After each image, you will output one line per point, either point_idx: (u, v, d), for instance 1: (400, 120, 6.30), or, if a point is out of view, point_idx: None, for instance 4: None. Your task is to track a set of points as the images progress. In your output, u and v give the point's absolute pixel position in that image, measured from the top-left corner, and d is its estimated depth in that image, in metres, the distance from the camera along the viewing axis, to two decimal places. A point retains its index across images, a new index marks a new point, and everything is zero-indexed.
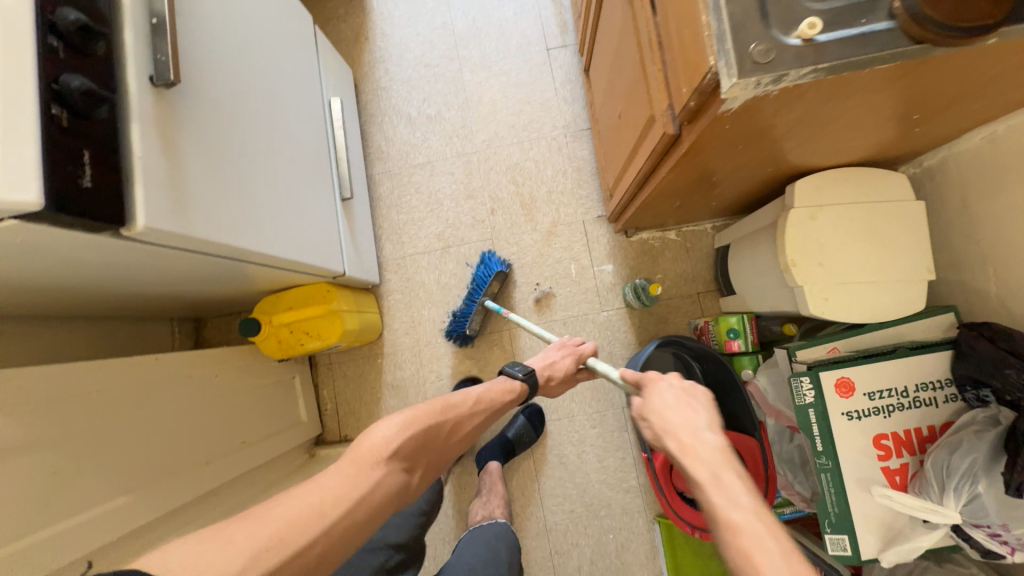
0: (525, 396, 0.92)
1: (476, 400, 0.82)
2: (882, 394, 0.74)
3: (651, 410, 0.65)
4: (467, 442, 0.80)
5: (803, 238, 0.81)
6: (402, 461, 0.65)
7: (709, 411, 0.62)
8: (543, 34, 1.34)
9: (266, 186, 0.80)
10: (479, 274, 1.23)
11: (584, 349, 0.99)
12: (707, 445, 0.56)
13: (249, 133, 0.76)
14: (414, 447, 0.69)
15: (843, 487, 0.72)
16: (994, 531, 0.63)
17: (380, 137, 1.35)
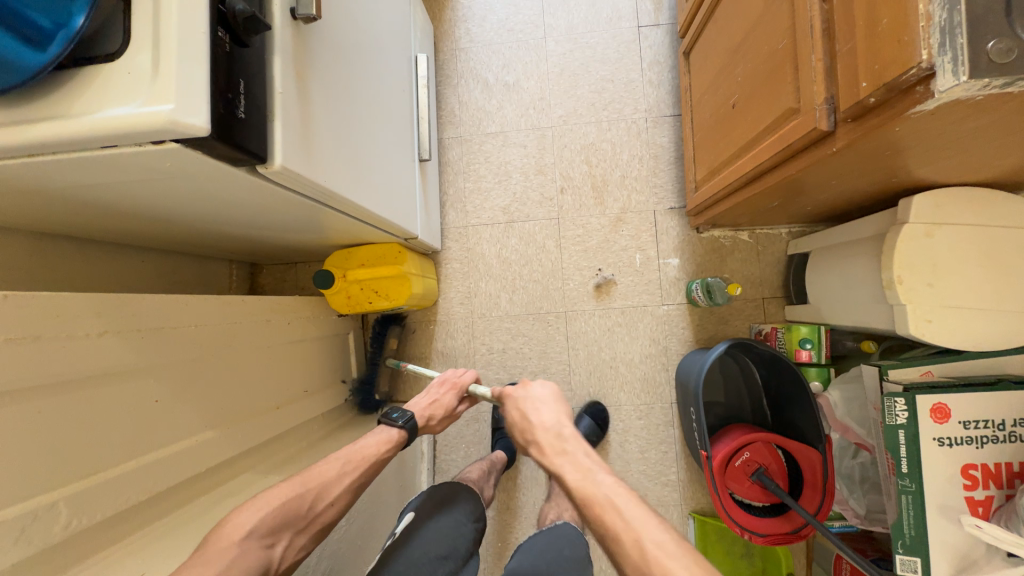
0: (405, 443, 0.86)
1: (343, 462, 0.76)
2: (978, 425, 0.72)
3: (516, 419, 0.81)
4: (342, 504, 0.73)
5: (914, 254, 0.78)
6: (265, 536, 0.62)
7: (554, 405, 0.81)
8: (636, 9, 1.28)
9: (368, 138, 0.78)
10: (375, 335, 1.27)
11: (464, 379, 0.99)
12: (559, 436, 0.74)
13: (356, 81, 0.74)
14: (276, 523, 0.63)
15: (923, 512, 0.71)
16: None
17: (455, 100, 1.31)
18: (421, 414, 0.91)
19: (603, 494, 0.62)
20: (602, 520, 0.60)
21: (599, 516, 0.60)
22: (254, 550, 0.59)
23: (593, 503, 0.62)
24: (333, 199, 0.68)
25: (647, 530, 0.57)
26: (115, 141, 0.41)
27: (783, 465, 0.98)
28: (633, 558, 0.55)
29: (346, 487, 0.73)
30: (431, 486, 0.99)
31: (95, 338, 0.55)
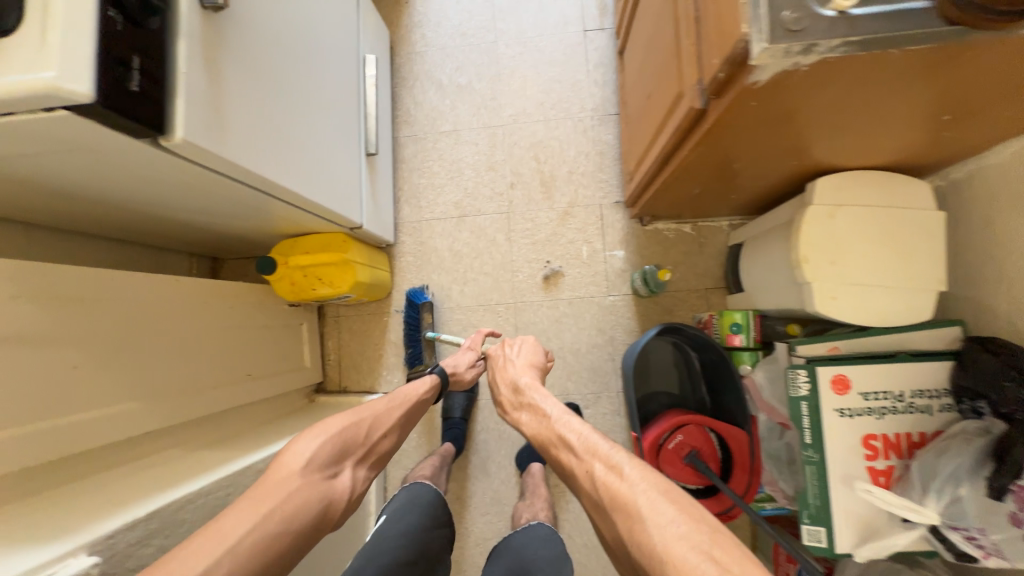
0: (442, 388, 0.97)
1: (388, 400, 0.85)
2: (876, 396, 0.74)
3: (493, 385, 0.93)
4: (395, 435, 0.82)
5: (818, 234, 0.81)
6: (321, 469, 0.67)
7: (526, 361, 0.94)
8: (582, 15, 1.34)
9: (298, 126, 0.82)
10: (409, 315, 1.27)
11: (478, 338, 1.12)
12: (520, 389, 0.85)
13: (286, 73, 0.79)
14: (330, 454, 0.69)
15: (825, 482, 0.73)
16: (971, 535, 0.62)
17: (410, 101, 1.37)
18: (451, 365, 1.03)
19: (557, 432, 0.70)
20: (562, 459, 0.68)
21: (560, 458, 0.68)
22: (311, 483, 0.64)
23: (551, 445, 0.71)
24: (257, 180, 0.73)
25: (597, 460, 0.62)
26: (11, 106, 0.45)
27: (715, 448, 0.99)
28: (586, 488, 0.61)
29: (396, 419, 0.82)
30: (410, 487, 1.01)
31: (8, 302, 0.58)
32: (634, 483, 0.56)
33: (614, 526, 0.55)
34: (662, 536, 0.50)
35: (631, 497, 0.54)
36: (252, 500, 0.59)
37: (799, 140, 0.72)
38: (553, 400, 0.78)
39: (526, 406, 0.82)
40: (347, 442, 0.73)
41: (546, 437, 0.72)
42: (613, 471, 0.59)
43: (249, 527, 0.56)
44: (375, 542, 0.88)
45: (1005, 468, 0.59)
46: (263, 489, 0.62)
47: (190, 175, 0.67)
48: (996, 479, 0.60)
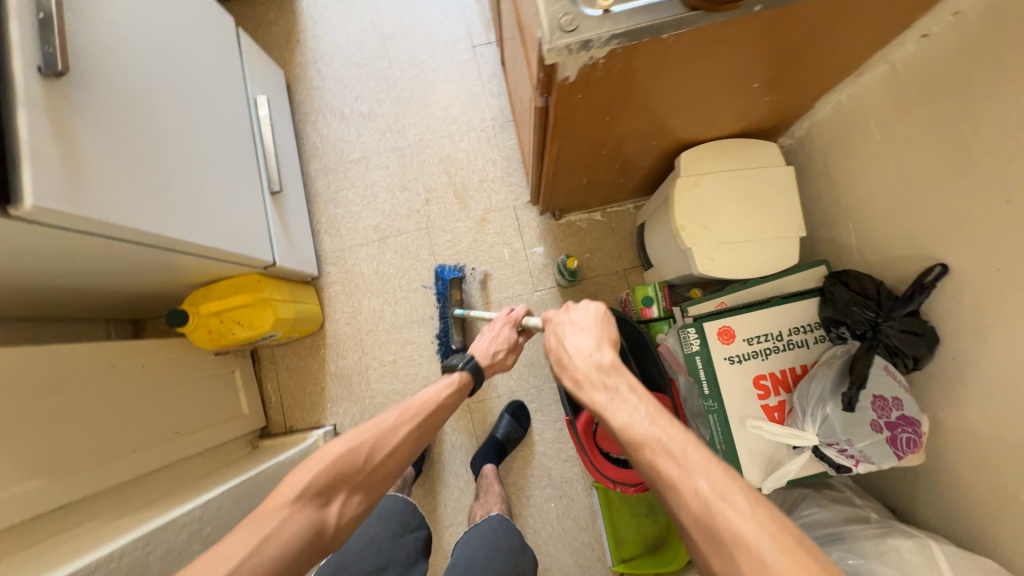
0: (470, 388, 0.90)
1: (400, 415, 0.78)
2: (759, 339, 0.81)
3: (553, 348, 0.69)
4: (406, 452, 0.76)
5: (689, 203, 0.88)
6: (313, 498, 0.66)
7: (602, 328, 0.67)
8: (468, 32, 1.41)
9: (182, 177, 0.83)
10: (439, 289, 1.27)
11: (518, 313, 0.99)
12: (601, 371, 0.61)
13: (158, 125, 0.80)
14: (330, 482, 0.67)
15: (727, 426, 0.79)
16: (843, 448, 0.70)
17: (316, 134, 1.39)
18: (485, 355, 0.94)
19: (657, 438, 0.52)
20: (658, 474, 0.50)
21: (656, 466, 0.51)
22: (300, 514, 0.63)
23: (648, 453, 0.52)
24: (141, 235, 0.73)
25: (707, 479, 0.47)
26: None
27: None
28: (688, 513, 0.47)
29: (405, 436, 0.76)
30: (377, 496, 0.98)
31: None
32: (748, 518, 0.45)
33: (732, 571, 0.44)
34: None
35: (745, 535, 0.44)
36: (246, 529, 0.60)
37: (651, 122, 0.78)
38: (645, 389, 0.57)
39: (609, 394, 0.59)
40: (349, 468, 0.69)
41: (635, 438, 0.53)
42: (728, 500, 0.46)
43: (245, 552, 0.57)
44: (341, 555, 0.85)
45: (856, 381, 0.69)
46: (254, 521, 0.61)
47: (66, 242, 0.67)
48: (849, 392, 0.69)
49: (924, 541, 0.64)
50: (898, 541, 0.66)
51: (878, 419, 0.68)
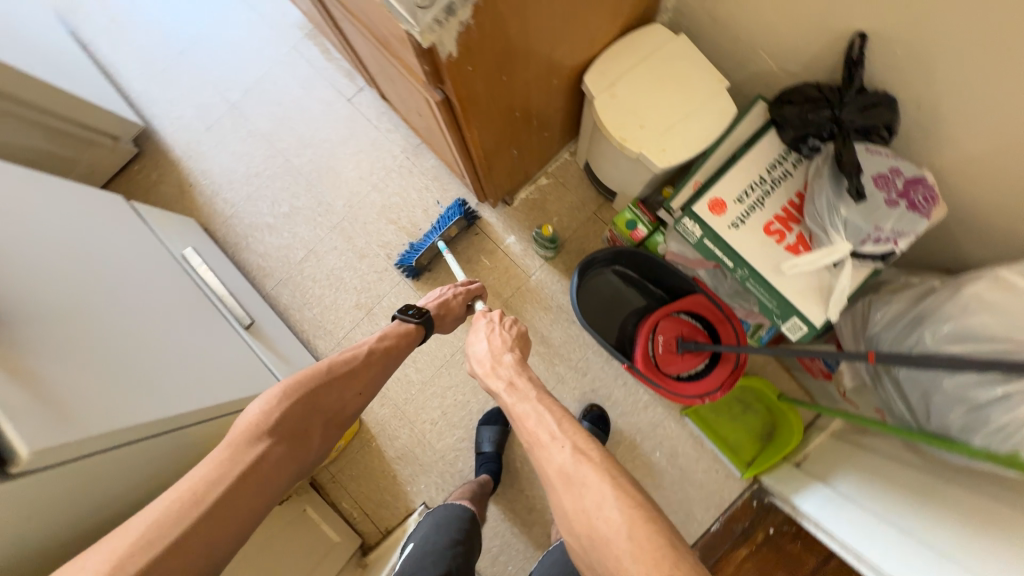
0: (423, 334, 0.92)
1: (367, 350, 0.82)
2: (748, 193, 0.81)
3: (468, 350, 0.82)
4: (370, 390, 0.82)
5: (616, 115, 0.88)
6: (285, 433, 0.69)
7: (509, 336, 0.81)
8: (337, 90, 1.40)
9: (155, 355, 0.81)
10: (445, 217, 1.28)
11: (472, 287, 0.99)
12: (505, 363, 0.75)
13: (103, 322, 0.78)
14: (296, 419, 0.70)
15: (767, 282, 0.77)
16: (877, 237, 0.70)
17: (254, 256, 1.36)
18: (433, 308, 0.94)
19: (540, 407, 0.66)
20: (530, 434, 0.64)
21: (534, 429, 0.64)
22: (277, 446, 0.66)
23: (527, 419, 0.65)
24: (148, 427, 0.71)
25: (572, 442, 0.60)
26: None
27: (692, 323, 1.04)
28: (551, 463, 0.60)
29: (371, 373, 0.81)
30: (432, 511, 1.00)
31: None
32: (590, 474, 0.57)
33: (578, 500, 0.56)
34: (603, 519, 0.53)
35: (592, 476, 0.56)
36: (220, 459, 0.62)
37: (544, 62, 0.78)
38: (540, 380, 0.71)
39: (509, 380, 0.72)
40: (313, 404, 0.73)
41: (520, 411, 0.66)
42: (582, 455, 0.59)
43: (231, 477, 0.60)
44: (406, 566, 0.88)
45: (851, 172, 0.69)
46: (229, 451, 0.63)
47: (94, 474, 0.63)
48: (851, 184, 0.69)
49: (999, 275, 0.64)
50: (976, 288, 0.65)
51: (890, 194, 0.69)
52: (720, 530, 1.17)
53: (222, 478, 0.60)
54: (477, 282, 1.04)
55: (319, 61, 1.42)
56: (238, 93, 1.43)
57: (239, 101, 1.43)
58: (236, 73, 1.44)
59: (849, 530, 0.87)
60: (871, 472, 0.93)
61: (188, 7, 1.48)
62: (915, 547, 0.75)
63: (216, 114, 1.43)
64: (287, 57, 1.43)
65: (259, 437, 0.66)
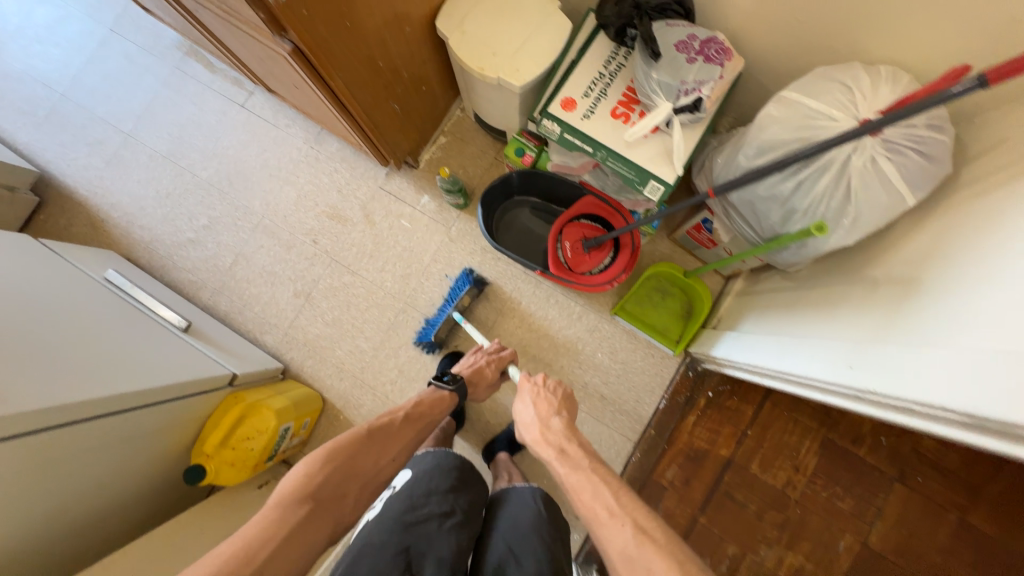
0: (456, 402, 1.04)
1: (403, 416, 0.93)
2: (592, 88, 0.93)
3: (518, 416, 0.93)
4: (401, 457, 0.92)
5: (470, 48, 0.99)
6: (327, 492, 0.78)
7: (554, 400, 0.92)
8: (229, 98, 1.45)
9: (74, 361, 0.86)
10: (456, 286, 1.33)
11: (504, 355, 1.13)
12: (554, 431, 0.85)
13: (23, 340, 0.83)
14: (334, 483, 0.80)
15: (621, 155, 0.90)
16: (686, 90, 0.83)
17: (183, 273, 1.39)
18: (467, 374, 1.08)
19: (592, 478, 0.74)
20: (590, 510, 0.71)
21: (592, 504, 0.71)
22: (318, 510, 0.75)
23: (585, 492, 0.73)
24: (76, 410, 0.79)
25: (631, 517, 0.67)
26: None
27: (593, 224, 1.17)
28: (615, 543, 0.65)
29: (404, 441, 0.91)
30: (437, 449, 0.90)
31: None
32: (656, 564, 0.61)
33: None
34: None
35: (653, 558, 0.61)
36: (271, 520, 0.70)
37: (390, 11, 0.87)
38: (589, 446, 0.81)
39: (560, 447, 0.82)
40: (351, 469, 0.83)
41: (573, 481, 0.75)
42: (643, 537, 0.64)
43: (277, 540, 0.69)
44: (409, 496, 0.81)
45: (646, 39, 0.84)
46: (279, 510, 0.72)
47: (23, 460, 0.72)
48: (649, 49, 0.84)
49: (781, 95, 0.78)
50: (767, 109, 0.78)
51: (690, 54, 0.83)
52: (668, 405, 1.32)
53: (267, 536, 0.68)
54: (510, 349, 1.17)
55: (205, 75, 1.46)
56: (131, 123, 1.45)
57: (133, 129, 1.45)
58: (124, 104, 1.46)
59: (743, 353, 1.00)
60: (759, 307, 1.08)
61: (58, 51, 1.49)
62: (781, 339, 0.90)
63: (113, 147, 1.45)
64: (172, 79, 1.46)
65: (302, 498, 0.74)
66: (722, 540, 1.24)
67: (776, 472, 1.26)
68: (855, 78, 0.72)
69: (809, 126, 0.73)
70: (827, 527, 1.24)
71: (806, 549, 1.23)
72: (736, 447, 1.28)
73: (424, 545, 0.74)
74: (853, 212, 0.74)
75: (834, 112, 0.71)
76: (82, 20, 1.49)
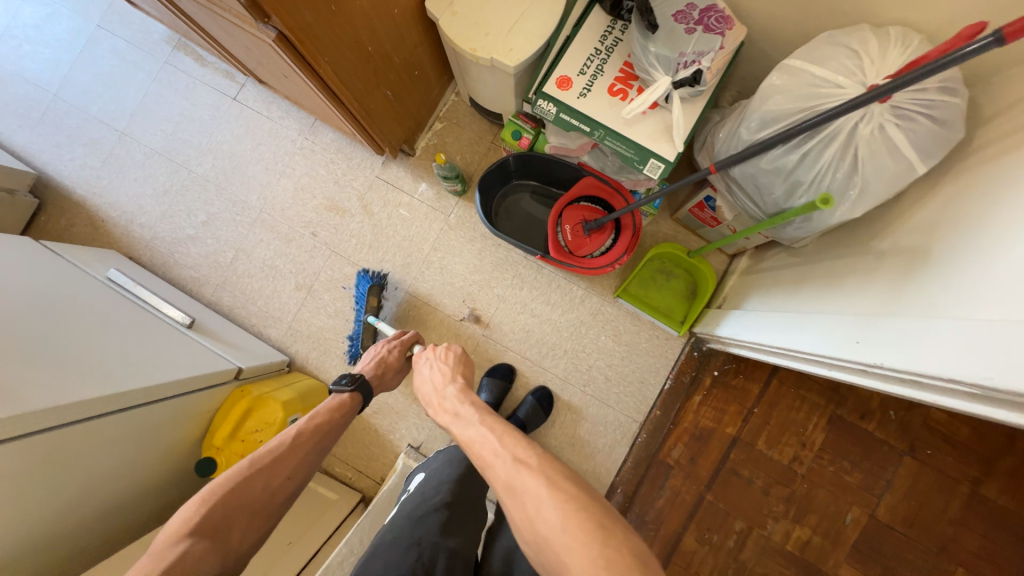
0: (363, 401, 0.95)
1: (297, 431, 0.82)
2: (588, 64, 0.90)
3: (416, 389, 0.89)
4: (302, 475, 0.80)
5: (460, 28, 0.96)
6: (211, 529, 0.66)
7: (450, 365, 0.90)
8: (221, 91, 1.43)
9: (76, 361, 0.87)
10: (359, 293, 1.31)
11: (405, 338, 1.07)
12: (447, 396, 0.82)
13: (30, 342, 0.84)
14: (218, 517, 0.68)
15: (620, 134, 0.87)
16: (684, 62, 0.80)
17: (185, 269, 1.40)
18: (369, 369, 1.00)
19: (482, 432, 0.71)
20: (479, 452, 0.70)
21: (481, 451, 0.69)
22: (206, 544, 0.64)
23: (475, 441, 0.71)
24: (78, 409, 0.79)
25: (512, 453, 0.66)
26: None
27: (592, 206, 1.15)
28: (497, 473, 0.65)
29: (301, 455, 0.80)
30: (445, 448, 1.01)
31: None
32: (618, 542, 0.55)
33: (522, 509, 0.61)
34: None
35: (529, 481, 0.62)
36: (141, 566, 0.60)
37: None
38: (480, 402, 0.78)
39: (453, 408, 0.79)
40: (236, 500, 0.70)
41: (468, 436, 0.73)
42: (522, 464, 0.64)
43: None
44: (422, 490, 0.90)
45: (642, 9, 0.80)
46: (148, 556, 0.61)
47: (35, 457, 0.73)
48: (645, 20, 0.80)
49: (785, 64, 0.75)
50: (771, 78, 0.76)
51: (688, 24, 0.80)
52: (674, 386, 1.31)
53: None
54: (411, 331, 1.13)
55: (195, 68, 1.44)
56: (124, 120, 1.44)
57: (127, 127, 1.44)
58: (116, 101, 1.45)
59: (749, 331, 0.99)
60: (763, 285, 1.07)
61: (47, 49, 1.47)
62: (787, 317, 0.89)
63: (107, 146, 1.44)
64: (163, 74, 1.44)
65: (183, 532, 0.64)
66: (728, 516, 1.25)
67: (782, 449, 1.26)
68: (863, 41, 0.69)
69: (814, 94, 0.70)
70: (835, 501, 1.24)
71: (812, 523, 1.24)
72: (742, 425, 1.28)
73: (437, 537, 0.80)
74: (860, 182, 0.72)
75: (840, 80, 0.68)
76: (69, 17, 1.47)
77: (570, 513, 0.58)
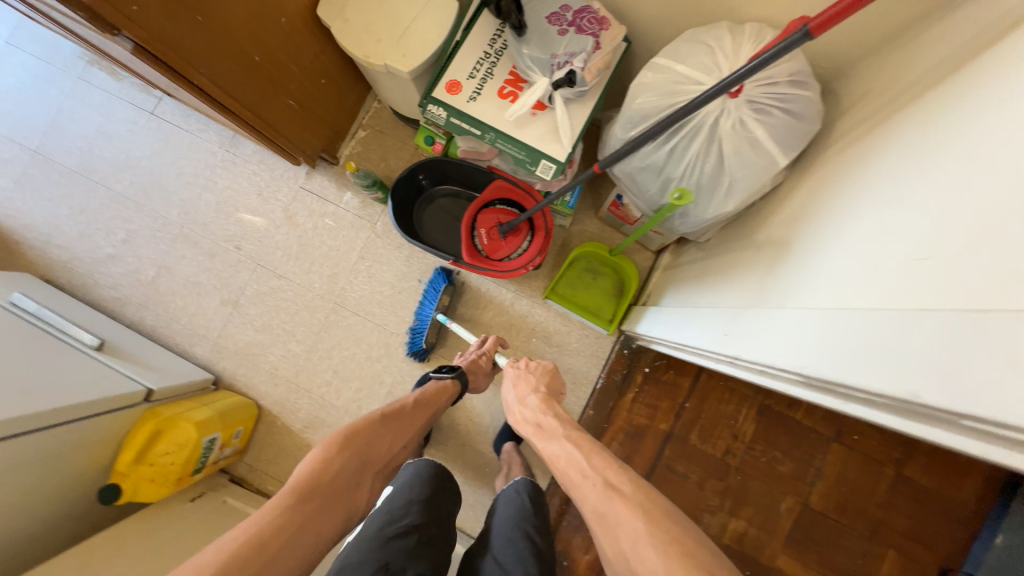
0: (459, 392, 1.01)
1: (413, 401, 0.91)
2: (477, 68, 0.90)
3: (504, 401, 0.94)
4: (411, 441, 0.90)
5: (352, 34, 0.95)
6: (349, 473, 0.75)
7: (540, 375, 0.92)
8: (137, 106, 1.40)
9: None
10: (430, 289, 1.29)
11: (490, 343, 1.12)
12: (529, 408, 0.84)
13: None
14: (353, 466, 0.76)
15: (510, 137, 0.87)
16: (557, 64, 0.82)
17: (106, 289, 1.36)
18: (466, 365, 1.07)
19: (569, 447, 0.72)
20: (566, 473, 0.70)
21: (568, 470, 0.70)
22: (343, 488, 0.73)
23: (567, 464, 0.70)
24: None
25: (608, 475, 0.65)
26: None
27: (508, 210, 1.15)
28: (589, 498, 0.64)
29: (415, 424, 0.90)
30: (414, 460, 0.86)
31: None
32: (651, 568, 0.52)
33: (615, 542, 0.59)
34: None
35: (621, 510, 0.60)
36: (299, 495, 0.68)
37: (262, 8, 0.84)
38: (565, 416, 0.80)
39: (539, 420, 0.81)
40: (367, 453, 0.79)
41: (551, 452, 0.74)
42: (611, 490, 0.62)
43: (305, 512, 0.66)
44: (386, 507, 0.76)
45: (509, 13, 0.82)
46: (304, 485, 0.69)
47: None
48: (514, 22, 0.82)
49: (652, 63, 0.76)
50: (640, 77, 0.76)
51: (561, 26, 0.82)
52: (606, 384, 1.32)
53: (289, 520, 0.64)
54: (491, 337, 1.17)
55: (110, 83, 1.41)
56: (37, 138, 1.40)
57: (40, 145, 1.40)
58: (28, 119, 1.40)
59: (658, 327, 1.00)
60: (676, 280, 1.08)
61: None
62: (683, 312, 0.90)
63: (20, 166, 1.39)
64: (76, 90, 1.41)
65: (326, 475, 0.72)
66: None
67: (715, 442, 1.27)
68: (718, 39, 0.70)
69: (677, 92, 0.71)
70: (769, 491, 1.25)
71: (748, 515, 1.25)
72: (675, 420, 1.28)
73: (404, 564, 0.69)
74: (727, 179, 0.73)
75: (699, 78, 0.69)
76: None
77: (673, 553, 0.53)
